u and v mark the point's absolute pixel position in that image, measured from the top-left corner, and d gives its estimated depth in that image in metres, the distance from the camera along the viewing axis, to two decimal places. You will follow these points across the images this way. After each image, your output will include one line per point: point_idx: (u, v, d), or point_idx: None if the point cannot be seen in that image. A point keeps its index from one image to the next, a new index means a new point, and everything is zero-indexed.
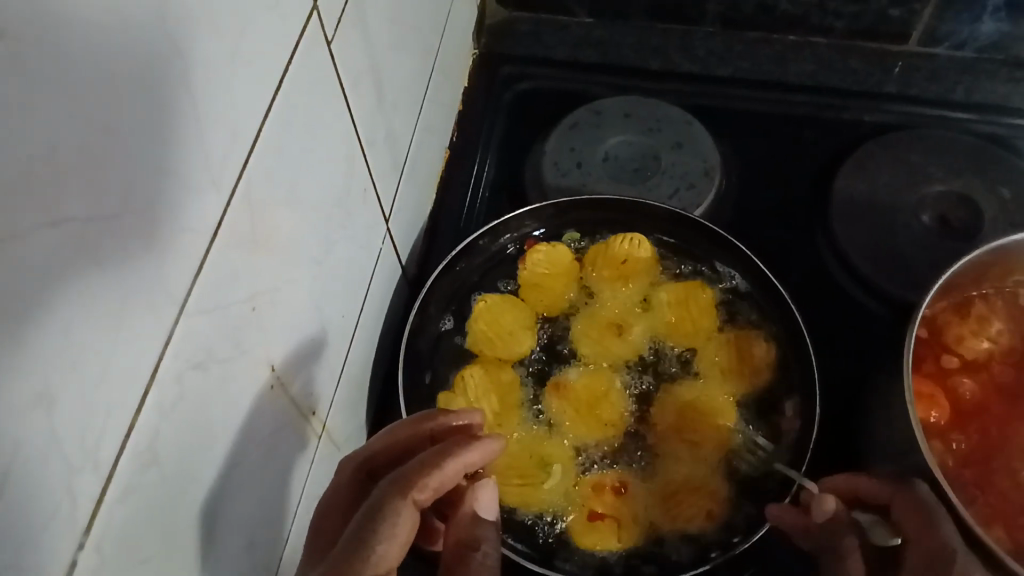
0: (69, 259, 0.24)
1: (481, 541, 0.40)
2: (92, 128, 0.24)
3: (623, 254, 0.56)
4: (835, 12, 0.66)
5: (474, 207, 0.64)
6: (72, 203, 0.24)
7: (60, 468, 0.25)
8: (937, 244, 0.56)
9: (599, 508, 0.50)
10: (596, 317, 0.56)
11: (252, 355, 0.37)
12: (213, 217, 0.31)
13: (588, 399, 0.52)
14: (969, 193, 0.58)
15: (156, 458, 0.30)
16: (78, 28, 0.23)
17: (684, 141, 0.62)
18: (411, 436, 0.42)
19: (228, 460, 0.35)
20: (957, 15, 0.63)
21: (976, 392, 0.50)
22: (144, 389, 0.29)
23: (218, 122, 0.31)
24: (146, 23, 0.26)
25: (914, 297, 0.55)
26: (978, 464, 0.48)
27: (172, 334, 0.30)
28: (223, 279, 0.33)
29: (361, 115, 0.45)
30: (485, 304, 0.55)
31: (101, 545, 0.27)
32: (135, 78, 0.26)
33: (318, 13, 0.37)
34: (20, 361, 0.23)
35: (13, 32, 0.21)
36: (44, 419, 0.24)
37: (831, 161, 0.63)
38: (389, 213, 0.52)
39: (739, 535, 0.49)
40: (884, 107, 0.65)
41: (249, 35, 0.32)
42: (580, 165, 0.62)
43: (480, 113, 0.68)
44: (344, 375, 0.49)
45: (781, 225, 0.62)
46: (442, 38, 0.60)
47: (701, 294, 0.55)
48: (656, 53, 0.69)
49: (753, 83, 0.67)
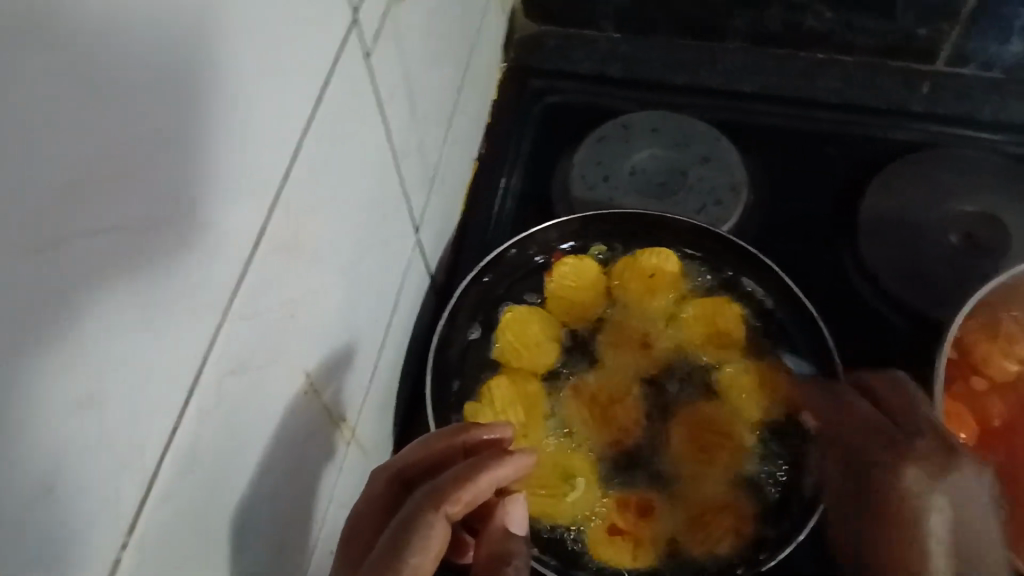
0: (116, 262, 0.24)
1: (512, 554, 0.40)
2: (143, 137, 0.25)
3: (649, 267, 0.56)
4: (863, 30, 0.66)
5: (500, 219, 0.64)
6: (117, 210, 0.24)
7: (107, 470, 0.25)
8: (964, 265, 0.56)
9: (618, 524, 0.50)
10: (621, 330, 0.56)
11: (290, 360, 0.37)
12: (253, 225, 0.32)
13: (605, 399, 0.54)
14: (997, 213, 0.58)
15: (196, 462, 0.30)
16: (136, 41, 0.24)
17: (711, 156, 0.62)
18: (445, 449, 0.42)
19: (263, 465, 0.36)
20: (986, 35, 0.63)
21: (1004, 415, 0.50)
22: (185, 393, 0.29)
23: (261, 131, 0.31)
24: (199, 30, 0.26)
25: (940, 317, 0.55)
26: (1006, 483, 0.48)
27: (212, 341, 0.30)
28: (262, 287, 0.33)
29: (395, 124, 0.46)
30: (512, 314, 0.55)
31: (142, 546, 0.28)
32: (185, 86, 0.26)
33: (356, 24, 0.38)
34: (70, 361, 0.23)
35: (74, 40, 0.21)
36: (91, 421, 0.24)
37: (858, 179, 0.63)
38: (419, 222, 0.53)
39: (764, 552, 0.49)
40: (911, 125, 0.65)
41: (295, 44, 0.32)
42: (607, 179, 0.62)
43: (508, 125, 0.68)
44: (373, 382, 0.49)
45: (807, 243, 0.62)
46: (473, 49, 0.60)
47: (727, 308, 0.55)
48: (684, 68, 0.69)
49: (781, 99, 0.67)
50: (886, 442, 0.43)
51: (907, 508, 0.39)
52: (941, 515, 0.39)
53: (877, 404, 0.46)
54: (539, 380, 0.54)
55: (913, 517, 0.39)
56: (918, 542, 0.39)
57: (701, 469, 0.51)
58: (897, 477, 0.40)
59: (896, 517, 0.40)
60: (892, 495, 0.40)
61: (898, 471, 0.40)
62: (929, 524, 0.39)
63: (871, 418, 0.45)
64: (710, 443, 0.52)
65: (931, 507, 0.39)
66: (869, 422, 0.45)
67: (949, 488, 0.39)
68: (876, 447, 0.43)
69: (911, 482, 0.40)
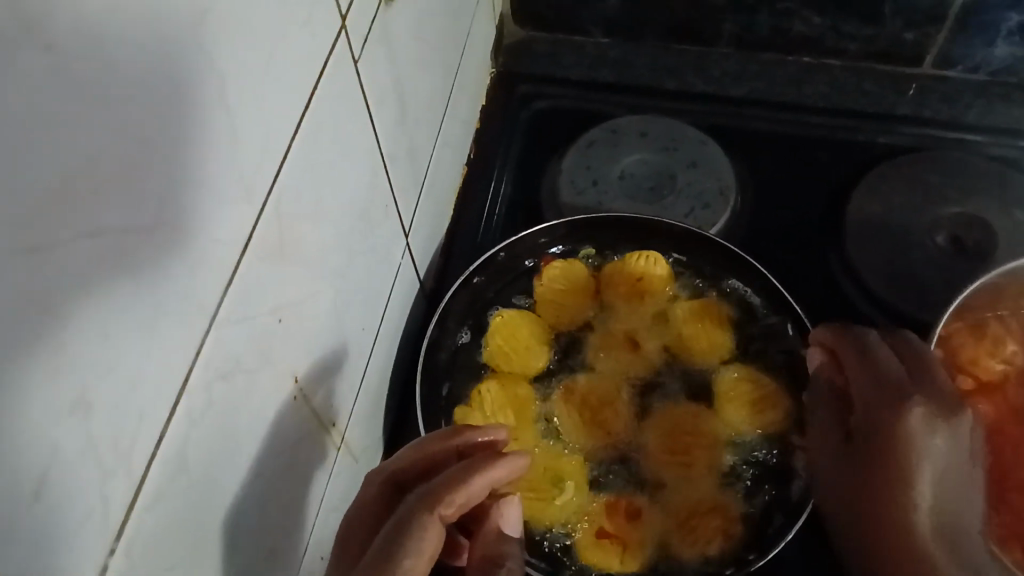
0: (106, 267, 0.25)
1: (505, 556, 0.40)
2: (133, 141, 0.25)
3: (638, 271, 0.56)
4: (849, 35, 0.66)
5: (490, 224, 0.65)
6: (108, 214, 0.24)
7: (96, 474, 0.25)
8: (950, 267, 0.57)
9: (606, 527, 0.50)
10: (610, 334, 0.56)
11: (279, 365, 0.37)
12: (243, 229, 0.32)
13: (595, 403, 0.53)
14: (984, 215, 0.58)
15: (184, 466, 0.30)
16: (125, 49, 0.24)
17: (699, 160, 0.62)
18: (439, 451, 0.42)
19: (252, 470, 0.36)
20: (971, 39, 0.63)
21: (992, 415, 0.51)
22: (173, 396, 0.29)
23: (250, 135, 0.31)
24: (188, 32, 0.27)
25: (927, 317, 0.56)
26: (994, 483, 0.48)
27: (200, 344, 0.30)
28: (250, 292, 0.33)
29: (385, 129, 0.46)
30: (502, 319, 0.55)
31: (131, 549, 0.28)
32: (176, 89, 0.27)
33: (345, 30, 0.38)
34: (60, 365, 0.23)
35: (64, 45, 0.22)
36: (81, 425, 0.24)
37: (845, 182, 0.63)
38: (408, 227, 0.53)
39: (753, 552, 0.50)
40: (898, 129, 0.65)
41: (283, 48, 0.33)
42: (596, 183, 0.62)
43: (498, 130, 0.68)
44: (363, 387, 0.49)
45: (795, 246, 0.62)
46: (462, 54, 0.61)
47: (715, 309, 0.56)
48: (673, 74, 0.70)
49: (769, 104, 0.68)
50: (892, 399, 0.41)
51: (910, 457, 0.39)
52: (936, 457, 0.39)
53: (859, 364, 0.44)
54: (529, 385, 0.54)
55: (911, 459, 0.39)
56: (907, 480, 0.39)
57: (683, 471, 0.51)
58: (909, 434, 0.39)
59: (892, 462, 0.40)
60: (901, 446, 0.40)
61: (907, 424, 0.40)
62: (916, 467, 0.39)
63: (863, 383, 0.44)
64: (688, 445, 0.52)
65: (925, 452, 0.39)
66: (867, 380, 0.43)
67: (943, 441, 0.39)
68: (882, 405, 0.41)
69: (921, 438, 0.39)
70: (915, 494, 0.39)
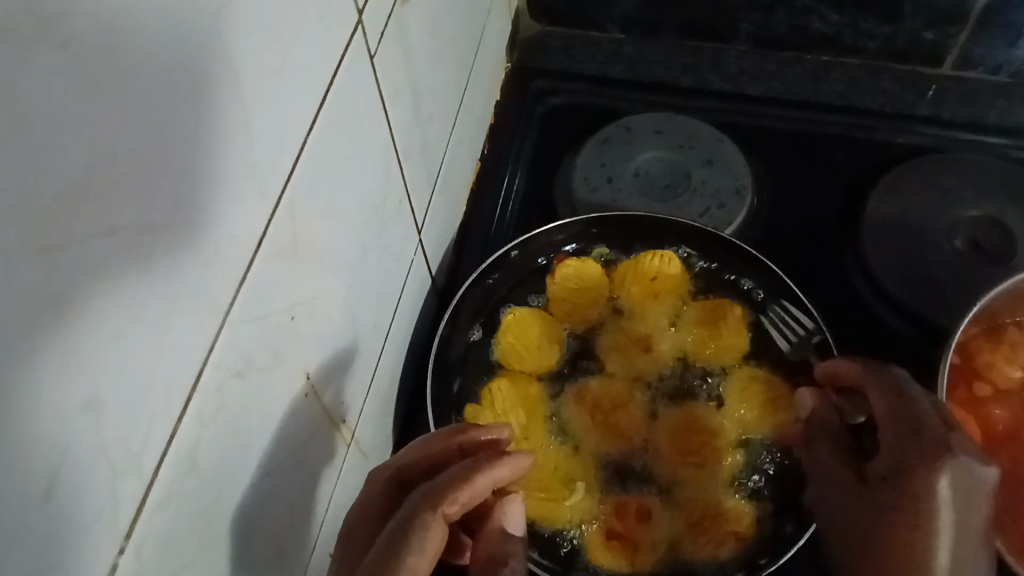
0: (119, 266, 0.24)
1: (510, 557, 0.39)
2: (147, 137, 0.24)
3: (652, 271, 0.56)
4: (868, 34, 0.66)
5: (503, 220, 0.64)
6: (122, 212, 0.24)
7: (107, 474, 0.25)
8: (968, 270, 0.56)
9: (615, 527, 0.50)
10: (624, 333, 0.56)
11: (291, 363, 0.37)
12: (256, 227, 0.32)
13: (609, 405, 0.53)
14: (1002, 218, 0.58)
15: (196, 465, 0.30)
16: (141, 45, 0.24)
17: (715, 159, 0.62)
18: (443, 449, 0.42)
19: (262, 468, 0.36)
20: (992, 39, 0.63)
21: (1008, 420, 0.50)
22: (184, 397, 0.29)
23: (264, 132, 0.31)
24: (203, 26, 0.26)
25: (945, 322, 0.55)
26: (1009, 491, 0.48)
27: (212, 345, 0.30)
28: (263, 291, 0.33)
29: (399, 125, 0.45)
30: (514, 316, 0.55)
31: (141, 549, 0.28)
32: (191, 85, 0.26)
33: (361, 26, 0.37)
34: (71, 366, 0.23)
35: (80, 41, 0.21)
36: (92, 424, 0.24)
37: (862, 183, 0.63)
38: (421, 222, 0.53)
39: (765, 557, 0.49)
40: (917, 129, 0.64)
41: (298, 44, 0.32)
42: (611, 180, 0.62)
43: (511, 125, 0.68)
44: (373, 385, 0.49)
45: (810, 246, 0.61)
46: (477, 49, 0.60)
47: (731, 312, 0.55)
48: (689, 70, 0.69)
49: (786, 102, 0.67)
50: (916, 442, 0.38)
51: (928, 507, 0.37)
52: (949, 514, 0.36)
53: (887, 396, 0.41)
54: (539, 384, 0.54)
55: (931, 515, 0.37)
56: (926, 533, 0.37)
57: (693, 472, 0.51)
58: (926, 480, 0.37)
59: (910, 508, 0.37)
60: (918, 495, 0.37)
61: (930, 473, 0.37)
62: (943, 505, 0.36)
63: (887, 417, 0.41)
64: (696, 445, 0.51)
65: (941, 500, 0.36)
66: (892, 414, 0.40)
67: (966, 489, 0.36)
68: (906, 444, 0.39)
69: (942, 489, 0.36)
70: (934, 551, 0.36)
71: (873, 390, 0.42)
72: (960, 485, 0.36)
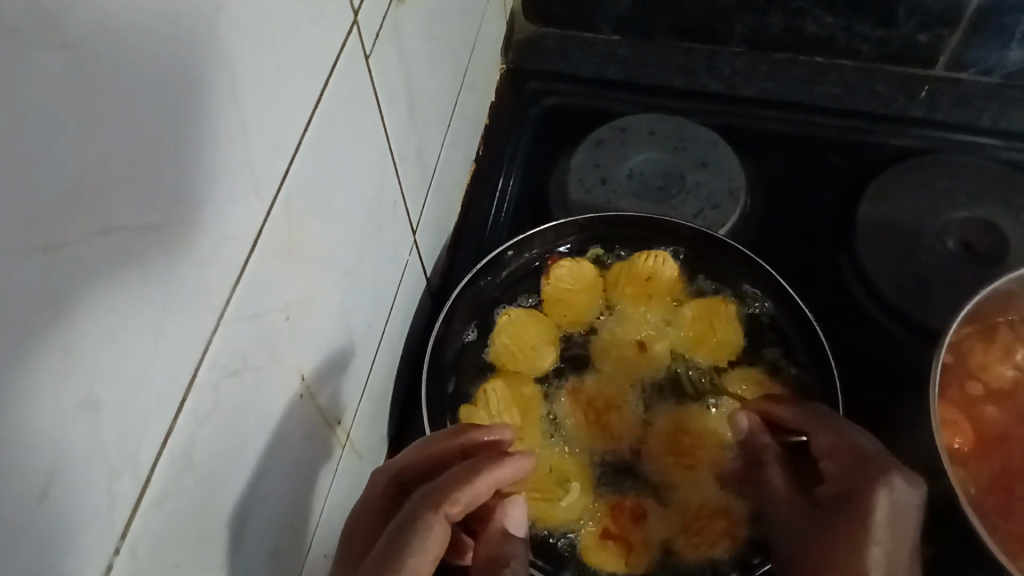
0: (118, 264, 0.24)
1: (510, 558, 0.40)
2: (145, 138, 0.25)
3: (646, 272, 0.56)
4: (862, 35, 0.66)
5: (498, 221, 0.64)
6: (121, 213, 0.24)
7: (102, 473, 0.25)
8: (961, 271, 0.56)
9: (612, 528, 0.50)
10: (618, 337, 0.55)
11: (287, 364, 0.37)
12: (252, 228, 0.32)
13: (602, 405, 0.53)
14: (995, 219, 0.58)
15: (191, 464, 0.30)
16: (140, 45, 0.24)
17: (709, 160, 0.62)
18: (445, 450, 0.42)
19: (257, 469, 0.36)
20: (984, 41, 0.63)
21: (1000, 420, 0.50)
22: (179, 398, 0.29)
23: (258, 134, 0.31)
24: (201, 27, 0.26)
25: (938, 324, 0.55)
26: (1001, 491, 0.48)
27: (208, 345, 0.30)
28: (258, 291, 0.33)
29: (394, 127, 0.45)
30: (509, 318, 0.55)
31: (137, 548, 0.28)
32: (189, 86, 0.26)
33: (357, 27, 0.38)
34: (70, 363, 0.23)
35: (79, 40, 0.21)
36: (89, 422, 0.24)
37: (856, 184, 0.63)
38: (416, 223, 0.53)
39: (758, 556, 0.49)
40: (911, 130, 0.65)
41: (294, 46, 0.32)
42: (605, 182, 0.62)
43: (506, 127, 0.68)
44: (369, 386, 0.49)
45: (804, 248, 0.62)
46: (473, 50, 0.60)
47: (721, 305, 0.55)
48: (684, 72, 0.69)
49: (780, 103, 0.67)
50: (859, 470, 0.38)
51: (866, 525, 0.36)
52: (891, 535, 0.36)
53: (823, 430, 0.42)
54: (535, 385, 0.54)
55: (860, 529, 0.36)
56: (859, 548, 0.36)
57: (691, 472, 0.51)
58: (863, 502, 0.37)
59: (843, 526, 0.37)
60: (854, 516, 0.37)
61: (871, 494, 0.37)
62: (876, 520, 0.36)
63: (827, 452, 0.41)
64: (694, 446, 0.51)
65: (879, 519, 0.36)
66: (829, 448, 0.41)
67: (898, 515, 0.36)
68: (848, 470, 0.39)
69: (879, 508, 0.36)
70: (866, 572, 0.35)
71: (815, 429, 0.43)
72: (894, 510, 0.36)
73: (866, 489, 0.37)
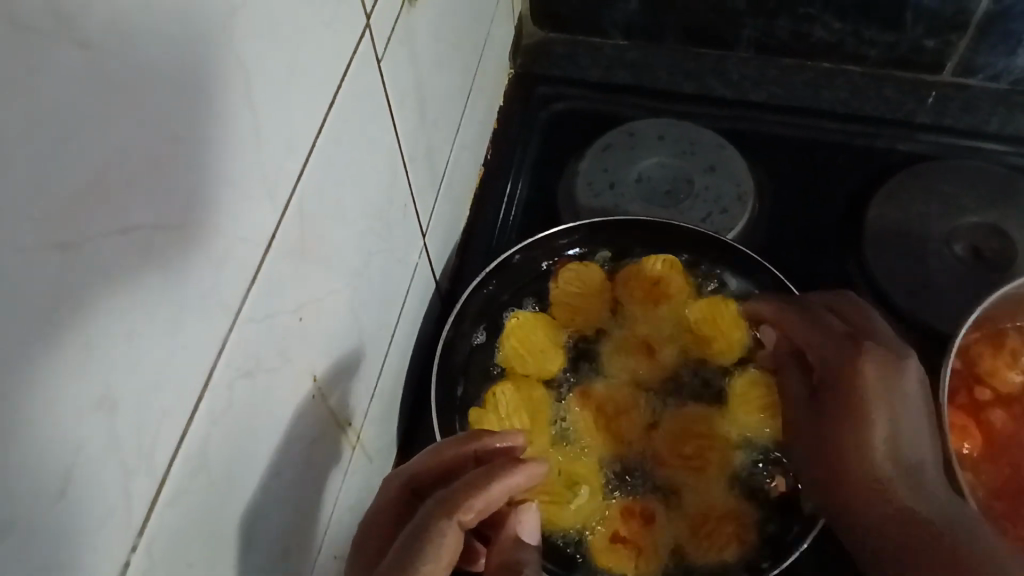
0: (134, 263, 0.25)
1: (523, 564, 0.39)
2: (162, 138, 0.25)
3: (654, 275, 0.56)
4: (870, 42, 0.66)
5: (506, 225, 0.65)
6: (136, 214, 0.24)
7: (117, 471, 0.25)
8: (968, 276, 0.56)
9: (623, 532, 0.50)
10: (626, 340, 0.56)
11: (299, 364, 0.37)
12: (266, 228, 0.32)
13: (612, 410, 0.53)
14: (1003, 225, 0.58)
15: (205, 465, 0.30)
16: (156, 45, 0.24)
17: (717, 164, 0.62)
18: (457, 455, 0.42)
19: (270, 468, 0.36)
20: (992, 47, 0.63)
21: (1008, 424, 0.51)
22: (195, 398, 0.29)
23: (272, 133, 0.31)
24: (216, 27, 0.26)
25: (946, 328, 0.55)
26: (1010, 497, 0.48)
27: (224, 343, 0.30)
28: (274, 289, 0.33)
29: (406, 131, 0.46)
30: (517, 320, 0.55)
31: (151, 548, 0.28)
32: (206, 86, 0.26)
33: (370, 30, 0.38)
34: (86, 364, 0.23)
35: (97, 43, 0.22)
36: (106, 422, 0.24)
37: (863, 189, 0.63)
38: (426, 226, 0.53)
39: (768, 560, 0.50)
40: (918, 136, 0.65)
41: (308, 48, 0.33)
42: (613, 186, 0.62)
43: (515, 130, 0.68)
44: (378, 387, 0.49)
45: (812, 253, 0.62)
46: (482, 55, 0.60)
47: (727, 308, 0.55)
48: (691, 77, 0.70)
49: (787, 108, 0.67)
50: (840, 348, 0.45)
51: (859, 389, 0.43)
52: (900, 403, 0.43)
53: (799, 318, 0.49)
54: (543, 387, 0.54)
55: (866, 395, 0.43)
56: (859, 421, 0.43)
57: (698, 476, 0.51)
58: (851, 371, 0.44)
59: (841, 397, 0.44)
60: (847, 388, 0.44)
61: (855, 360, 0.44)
62: (865, 379, 0.43)
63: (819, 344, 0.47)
64: (700, 452, 0.51)
65: (869, 381, 0.43)
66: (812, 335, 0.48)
67: (885, 372, 0.43)
68: (839, 350, 0.45)
69: (866, 373, 0.43)
70: (867, 424, 0.43)
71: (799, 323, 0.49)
72: (880, 370, 0.43)
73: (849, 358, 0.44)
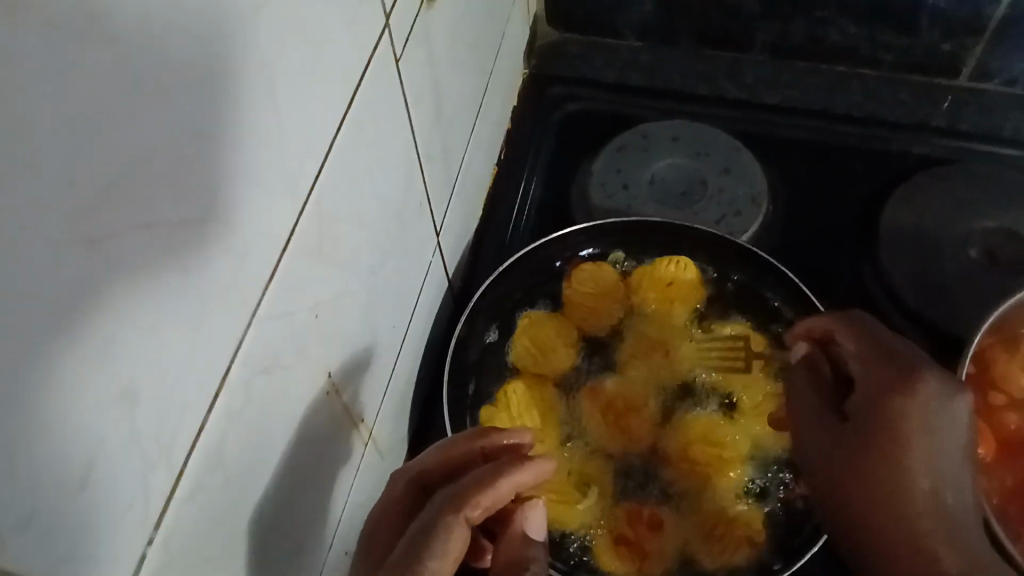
0: (158, 258, 0.25)
1: (531, 561, 0.40)
2: (187, 134, 0.25)
3: (668, 277, 0.56)
4: (885, 45, 0.66)
5: (519, 225, 0.65)
6: (161, 209, 0.25)
7: (138, 463, 0.25)
8: (983, 280, 0.56)
9: (626, 534, 0.50)
10: (638, 337, 0.56)
11: (314, 362, 0.37)
12: (285, 225, 0.32)
13: (621, 406, 0.53)
14: (1019, 229, 0.58)
15: (222, 460, 0.30)
16: (185, 42, 0.24)
17: (732, 166, 0.62)
18: (464, 453, 0.42)
19: (285, 465, 0.36)
20: (1008, 51, 0.63)
21: (1021, 428, 0.50)
22: (213, 395, 0.29)
23: (294, 133, 0.31)
24: (243, 25, 0.27)
25: (960, 332, 0.55)
26: (1022, 500, 0.48)
27: (242, 340, 0.30)
28: (293, 286, 0.34)
29: (422, 131, 0.46)
30: (529, 320, 0.56)
31: (169, 542, 0.28)
32: (231, 82, 0.27)
33: (388, 30, 0.38)
34: (110, 357, 0.23)
35: (126, 39, 0.22)
36: (126, 415, 0.24)
37: (877, 193, 0.63)
38: (440, 225, 0.53)
39: (779, 562, 0.50)
40: (931, 140, 0.65)
41: (329, 49, 0.33)
42: (627, 187, 0.62)
43: (529, 130, 0.68)
44: (391, 385, 0.49)
45: (825, 256, 0.62)
46: (497, 55, 0.60)
47: (758, 349, 0.55)
48: (705, 79, 0.70)
49: (801, 110, 0.67)
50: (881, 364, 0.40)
51: (899, 419, 0.38)
52: (941, 449, 0.38)
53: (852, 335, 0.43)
54: (553, 388, 0.54)
55: (910, 433, 0.38)
56: (904, 456, 0.38)
57: (705, 481, 0.51)
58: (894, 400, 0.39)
59: (880, 427, 0.39)
60: (891, 418, 0.39)
61: (902, 395, 0.39)
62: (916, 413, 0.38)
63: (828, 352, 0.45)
64: (706, 455, 0.51)
65: (911, 416, 0.38)
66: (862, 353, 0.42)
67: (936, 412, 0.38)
68: (880, 375, 0.40)
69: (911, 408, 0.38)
70: (911, 461, 0.38)
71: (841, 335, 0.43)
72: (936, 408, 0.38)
73: (900, 389, 0.39)
